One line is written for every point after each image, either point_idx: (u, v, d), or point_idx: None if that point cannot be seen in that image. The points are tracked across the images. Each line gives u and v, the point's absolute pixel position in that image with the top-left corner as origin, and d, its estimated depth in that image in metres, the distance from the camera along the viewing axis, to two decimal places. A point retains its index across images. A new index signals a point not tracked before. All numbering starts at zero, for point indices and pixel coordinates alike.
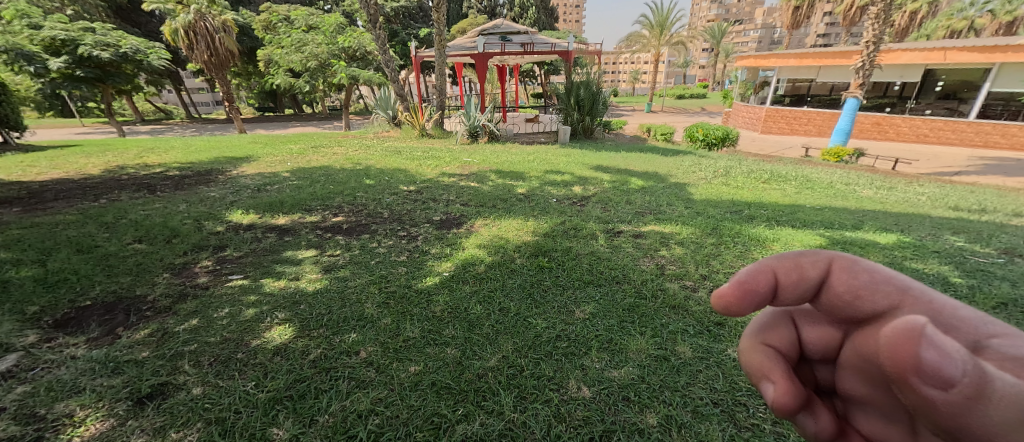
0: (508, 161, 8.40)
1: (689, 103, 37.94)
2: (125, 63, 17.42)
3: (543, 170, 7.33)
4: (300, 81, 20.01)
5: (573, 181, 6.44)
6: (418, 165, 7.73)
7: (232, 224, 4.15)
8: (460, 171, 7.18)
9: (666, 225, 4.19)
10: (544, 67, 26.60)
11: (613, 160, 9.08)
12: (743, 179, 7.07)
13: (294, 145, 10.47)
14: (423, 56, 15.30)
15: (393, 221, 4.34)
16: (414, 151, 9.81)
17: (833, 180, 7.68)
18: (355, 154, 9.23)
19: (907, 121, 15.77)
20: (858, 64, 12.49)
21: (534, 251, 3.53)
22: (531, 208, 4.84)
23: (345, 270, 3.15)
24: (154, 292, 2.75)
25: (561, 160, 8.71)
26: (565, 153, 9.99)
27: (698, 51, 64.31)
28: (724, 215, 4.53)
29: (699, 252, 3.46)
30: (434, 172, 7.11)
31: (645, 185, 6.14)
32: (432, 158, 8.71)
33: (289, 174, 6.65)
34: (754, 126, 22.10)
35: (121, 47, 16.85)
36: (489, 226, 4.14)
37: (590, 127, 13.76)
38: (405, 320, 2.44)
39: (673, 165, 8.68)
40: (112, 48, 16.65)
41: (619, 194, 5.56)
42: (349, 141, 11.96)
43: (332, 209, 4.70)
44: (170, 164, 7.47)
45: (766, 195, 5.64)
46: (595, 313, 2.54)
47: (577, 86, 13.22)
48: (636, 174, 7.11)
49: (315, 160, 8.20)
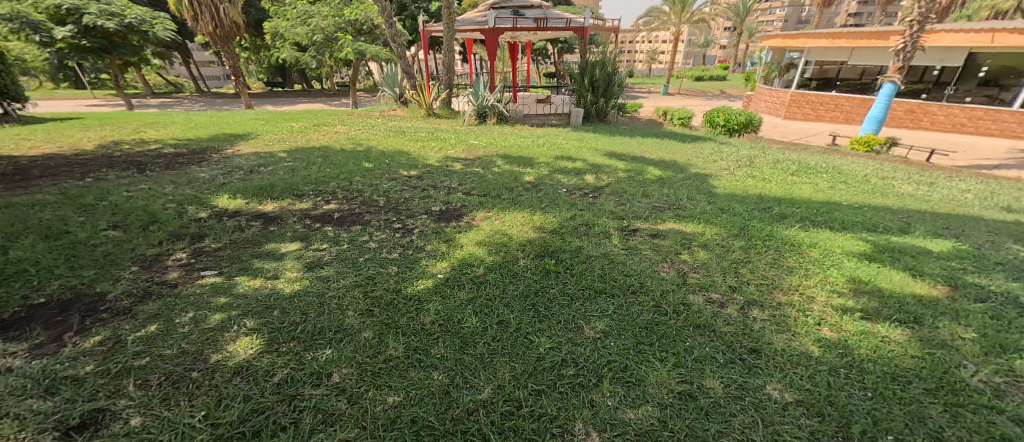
0: (516, 144, 7.97)
1: (709, 86, 36.46)
2: (131, 34, 17.13)
3: (552, 155, 6.92)
4: (306, 55, 19.51)
5: (584, 169, 6.03)
6: (421, 148, 7.37)
7: (216, 209, 3.86)
8: (465, 155, 6.81)
9: (687, 223, 3.79)
10: (558, 45, 25.57)
11: (626, 147, 8.59)
12: (768, 171, 6.58)
13: (297, 123, 10.17)
14: (431, 31, 14.68)
15: (389, 211, 4.01)
16: (419, 132, 9.41)
17: (867, 173, 7.13)
18: (357, 133, 8.89)
19: (944, 108, 14.86)
20: (899, 46, 11.57)
21: (540, 251, 3.18)
22: (538, 199, 4.47)
23: (329, 268, 2.84)
24: (116, 290, 2.47)
25: (572, 144, 8.25)
26: (577, 137, 9.52)
27: (720, 29, 61.54)
28: (751, 212, 4.12)
29: (726, 258, 3.07)
30: (438, 156, 6.75)
31: (663, 175, 5.71)
32: (437, 140, 8.32)
33: (286, 155, 6.35)
34: (777, 111, 21.06)
35: (126, 18, 16.42)
36: (492, 220, 3.79)
37: (604, 109, 13.14)
38: (389, 335, 2.13)
39: (691, 153, 8.18)
40: (117, 18, 16.33)
41: (634, 185, 5.15)
42: (354, 120, 11.60)
43: (325, 195, 4.39)
44: (166, 141, 7.23)
45: (796, 189, 5.18)
46: (607, 332, 2.20)
47: (592, 66, 12.56)
48: (652, 163, 6.66)
49: (315, 139, 7.88)
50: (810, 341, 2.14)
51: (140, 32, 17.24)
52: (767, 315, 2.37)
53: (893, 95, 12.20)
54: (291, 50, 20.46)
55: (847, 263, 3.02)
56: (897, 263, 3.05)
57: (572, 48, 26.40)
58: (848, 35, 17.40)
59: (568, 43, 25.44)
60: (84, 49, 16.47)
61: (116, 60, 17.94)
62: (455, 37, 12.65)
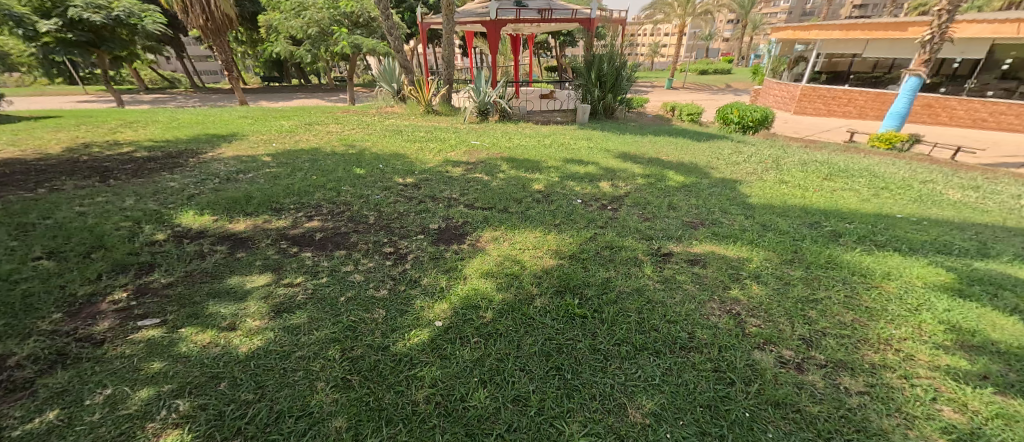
0: (521, 145, 7.40)
1: (714, 79, 35.73)
2: (119, 28, 16.49)
3: (562, 158, 6.36)
4: (301, 50, 18.88)
5: (598, 174, 5.47)
6: (418, 149, 6.79)
7: (177, 230, 3.30)
8: (467, 158, 6.25)
9: (728, 245, 3.23)
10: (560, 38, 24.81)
11: (639, 147, 8.01)
12: (799, 174, 6.03)
13: (287, 121, 9.59)
14: (430, 23, 14.02)
15: (380, 230, 3.45)
16: (417, 132, 8.83)
17: (903, 177, 6.57)
18: (351, 133, 8.31)
19: (964, 103, 14.22)
20: (926, 37, 10.91)
21: (558, 285, 2.63)
22: (550, 213, 3.91)
23: (302, 313, 2.28)
24: (21, 351, 1.92)
25: (581, 145, 7.68)
26: (585, 136, 8.95)
27: (723, 23, 60.61)
28: (797, 229, 3.57)
29: (789, 296, 2.51)
30: (437, 159, 6.19)
31: (686, 181, 5.15)
32: (436, 140, 7.75)
33: (270, 159, 5.78)
34: (787, 105, 20.36)
35: (113, 10, 15.71)
36: (500, 242, 3.24)
37: (612, 105, 12.54)
38: (369, 424, 1.59)
39: (709, 154, 7.62)
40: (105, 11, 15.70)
41: (657, 193, 4.60)
42: (348, 118, 11.02)
43: (307, 209, 3.83)
44: (143, 143, 6.66)
45: (838, 198, 4.62)
46: (661, 417, 1.66)
47: (599, 59, 11.94)
48: (671, 166, 6.11)
49: (305, 140, 7.31)
50: (935, 433, 1.59)
51: (129, 26, 16.56)
52: (864, 386, 1.82)
53: (918, 88, 11.57)
54: (285, 44, 19.82)
55: (938, 303, 2.46)
56: (997, 301, 2.49)
57: (575, 41, 25.67)
58: (864, 26, 16.65)
59: (571, 36, 24.66)
60: (71, 43, 15.81)
61: (105, 55, 17.31)
62: (455, 30, 12.01)
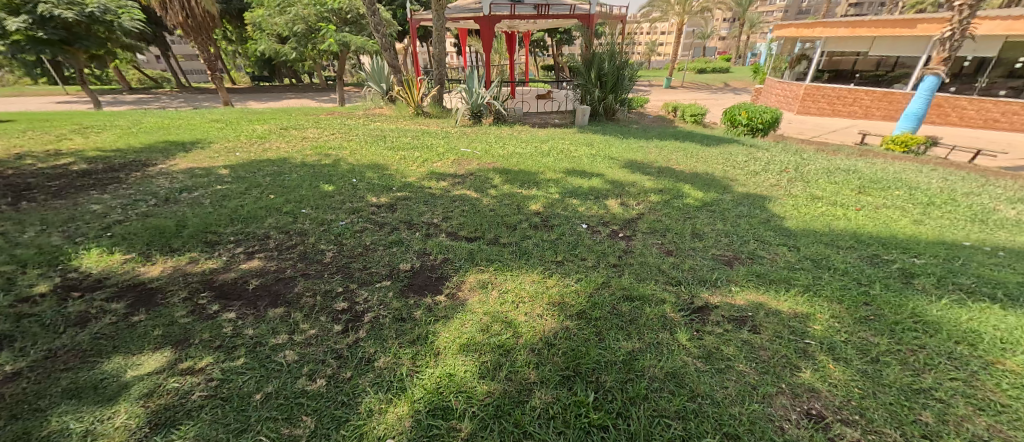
0: (516, 153, 6.67)
1: (713, 78, 35.18)
2: (94, 25, 15.60)
3: (563, 169, 5.66)
4: (287, 47, 18.05)
5: (605, 189, 4.78)
6: (401, 159, 6.07)
7: (68, 278, 2.56)
8: (455, 170, 5.52)
9: (781, 295, 2.52)
10: (557, 36, 24.11)
11: (646, 153, 7.31)
12: (829, 186, 5.36)
13: (263, 126, 8.82)
14: (420, 20, 13.29)
15: (335, 274, 2.72)
16: (402, 137, 8.07)
17: (942, 188, 5.93)
18: (330, 139, 7.56)
19: (975, 102, 13.61)
20: (945, 34, 10.23)
21: (565, 366, 1.91)
22: (551, 246, 3.20)
23: (189, 429, 1.56)
24: None
25: (583, 153, 6.97)
26: (585, 141, 8.28)
27: (720, 21, 60.05)
28: (858, 268, 2.88)
29: (887, 385, 1.81)
30: (421, 171, 5.45)
31: (707, 197, 4.46)
32: (423, 147, 7.02)
33: (228, 171, 5.04)
34: (790, 105, 19.75)
35: (86, 6, 14.84)
36: (487, 293, 2.52)
37: (613, 106, 11.84)
38: None
39: (723, 161, 6.94)
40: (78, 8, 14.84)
41: (676, 215, 3.90)
42: (332, 121, 10.30)
43: (251, 243, 3.10)
44: (88, 152, 5.88)
45: (889, 221, 3.95)
46: None
47: (600, 58, 11.24)
48: (685, 178, 5.43)
49: (276, 149, 6.54)
50: None
51: (105, 23, 15.69)
52: None
53: (936, 89, 11.00)
54: (270, 42, 18.99)
55: None
56: None
57: (572, 39, 24.94)
58: (871, 23, 15.97)
59: (568, 34, 23.95)
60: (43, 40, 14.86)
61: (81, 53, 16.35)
62: (445, 27, 11.27)
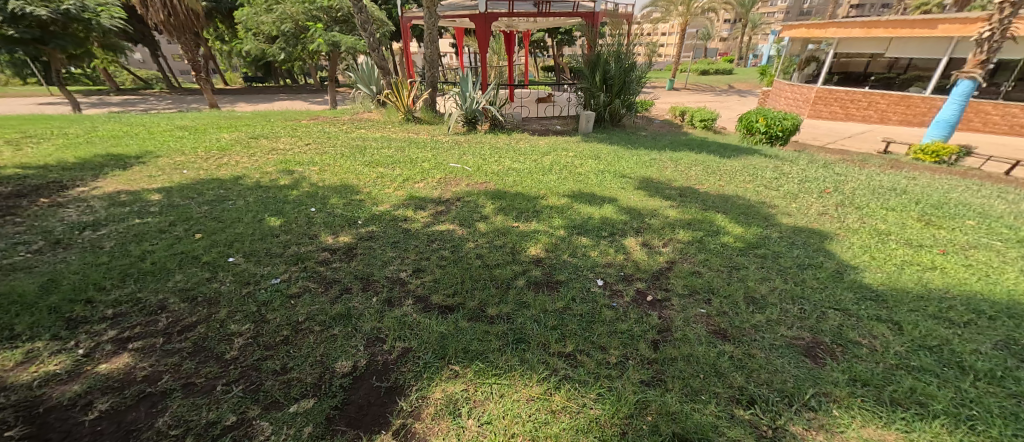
0: (511, 170, 5.79)
1: (717, 80, 34.39)
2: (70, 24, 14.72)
3: (566, 192, 4.77)
4: (275, 48, 17.22)
5: (621, 222, 3.89)
6: (379, 178, 5.20)
7: None
8: (439, 193, 4.64)
9: (918, 434, 1.62)
10: (557, 37, 23.28)
11: (660, 168, 6.43)
12: (884, 213, 4.50)
13: (232, 135, 7.92)
14: (412, 18, 12.41)
15: (235, 384, 1.81)
16: (384, 148, 7.19)
17: (1011, 213, 5.08)
18: (302, 150, 6.69)
19: (1000, 107, 12.55)
20: (983, 36, 9.32)
21: None
22: (557, 322, 2.29)
23: None
24: None
25: (589, 169, 6.08)
26: (591, 153, 7.44)
27: (721, 21, 59.24)
28: (1003, 366, 1.99)
29: None
30: (398, 195, 4.56)
31: (748, 235, 3.58)
32: (408, 161, 6.16)
33: (162, 197, 4.15)
34: (800, 108, 18.80)
35: (62, 3, 13.96)
36: (461, 431, 1.61)
37: (619, 111, 10.99)
38: None
39: (749, 178, 6.05)
40: (53, 5, 13.85)
41: (717, 265, 3.01)
42: (312, 128, 9.43)
43: (133, 323, 2.19)
44: (7, 169, 4.98)
45: (991, 272, 3.08)
46: None
47: (605, 59, 10.34)
48: (713, 204, 4.57)
49: (234, 164, 5.64)
50: None
51: (84, 22, 14.73)
52: None
53: (971, 94, 10.13)
54: (257, 42, 18.13)
55: None
56: None
57: (572, 40, 24.09)
58: (890, 23, 14.96)
59: (568, 34, 23.21)
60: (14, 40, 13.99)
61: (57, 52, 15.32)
62: (438, 25, 10.38)
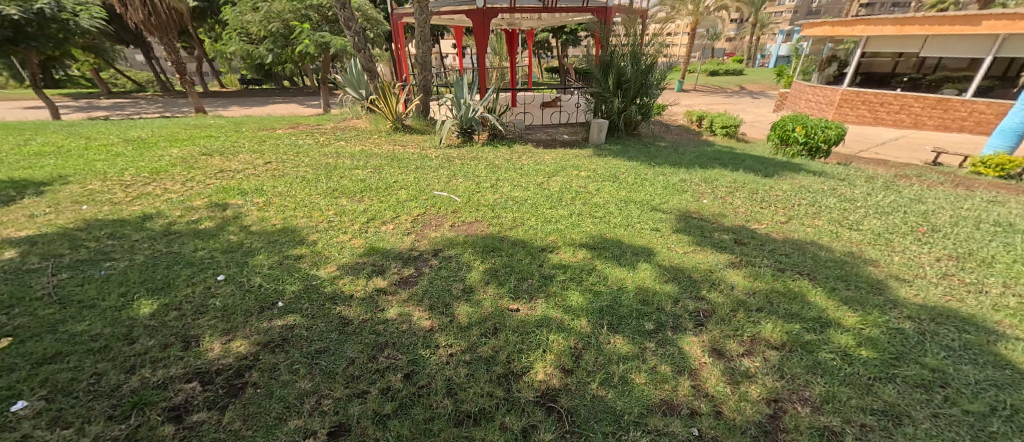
0: (510, 202, 4.57)
1: (728, 80, 33.02)
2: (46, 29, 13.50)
3: (581, 241, 3.54)
4: (261, 49, 16.12)
5: (670, 302, 2.61)
6: (338, 215, 3.98)
7: None
8: (410, 244, 3.42)
9: None
10: (562, 37, 22.04)
11: (695, 196, 5.18)
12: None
13: (184, 150, 6.74)
14: (403, 16, 11.23)
15: None
16: (359, 167, 5.99)
17: None
18: (257, 171, 5.52)
19: None
20: None
21: None
22: None
23: None
24: None
25: (607, 198, 4.83)
26: (607, 172, 6.23)
27: (730, 20, 57.71)
28: None
29: None
30: (353, 246, 3.34)
31: (872, 333, 2.32)
32: (383, 187, 4.97)
33: (17, 256, 2.96)
34: (822, 112, 16.28)
35: (35, 2, 12.78)
36: None
37: (634, 119, 9.71)
38: None
39: (810, 210, 4.79)
40: (25, 4, 12.57)
41: (859, 414, 1.75)
42: (286, 138, 8.28)
43: None
44: None
45: None
46: None
47: (619, 60, 9.08)
48: (787, 258, 3.31)
49: (156, 193, 4.44)
50: None
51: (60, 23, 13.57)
52: None
53: None
54: (243, 43, 17.05)
55: None
56: None
57: (578, 40, 22.85)
58: (925, 19, 12.83)
59: (574, 34, 22.01)
60: None
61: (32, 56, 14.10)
62: (430, 22, 9.12)
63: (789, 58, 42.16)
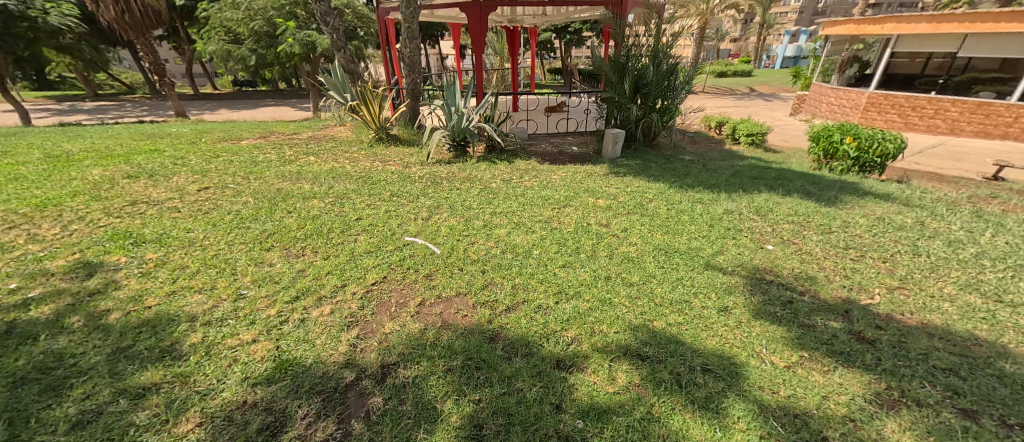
0: (508, 256, 3.27)
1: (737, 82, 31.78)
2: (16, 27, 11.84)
3: (618, 346, 2.21)
4: (242, 49, 14.88)
5: None
6: (256, 288, 2.68)
7: None
8: (346, 351, 2.13)
9: None
10: (567, 37, 20.84)
11: (756, 240, 3.89)
12: None
13: (108, 170, 5.49)
14: (389, 10, 9.98)
15: None
16: (318, 195, 4.73)
17: None
18: (183, 203, 4.26)
19: None
20: None
21: None
22: None
23: None
24: None
25: (641, 247, 3.54)
26: (631, 200, 4.96)
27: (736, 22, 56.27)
28: None
29: None
30: (253, 359, 2.05)
31: None
32: (339, 229, 3.70)
33: None
34: (845, 116, 14.18)
35: None
36: None
37: (653, 127, 8.47)
38: None
39: (922, 265, 3.49)
40: None
41: None
42: (248, 152, 7.09)
43: None
44: None
45: None
46: None
47: (634, 61, 7.81)
48: (960, 382, 2.03)
49: (8, 246, 3.14)
50: None
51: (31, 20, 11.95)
52: None
53: None
54: (223, 43, 15.80)
55: None
56: None
57: (582, 40, 21.62)
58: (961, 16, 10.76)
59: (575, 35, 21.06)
60: None
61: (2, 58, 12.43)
62: (417, 15, 7.78)
63: (799, 60, 40.85)
